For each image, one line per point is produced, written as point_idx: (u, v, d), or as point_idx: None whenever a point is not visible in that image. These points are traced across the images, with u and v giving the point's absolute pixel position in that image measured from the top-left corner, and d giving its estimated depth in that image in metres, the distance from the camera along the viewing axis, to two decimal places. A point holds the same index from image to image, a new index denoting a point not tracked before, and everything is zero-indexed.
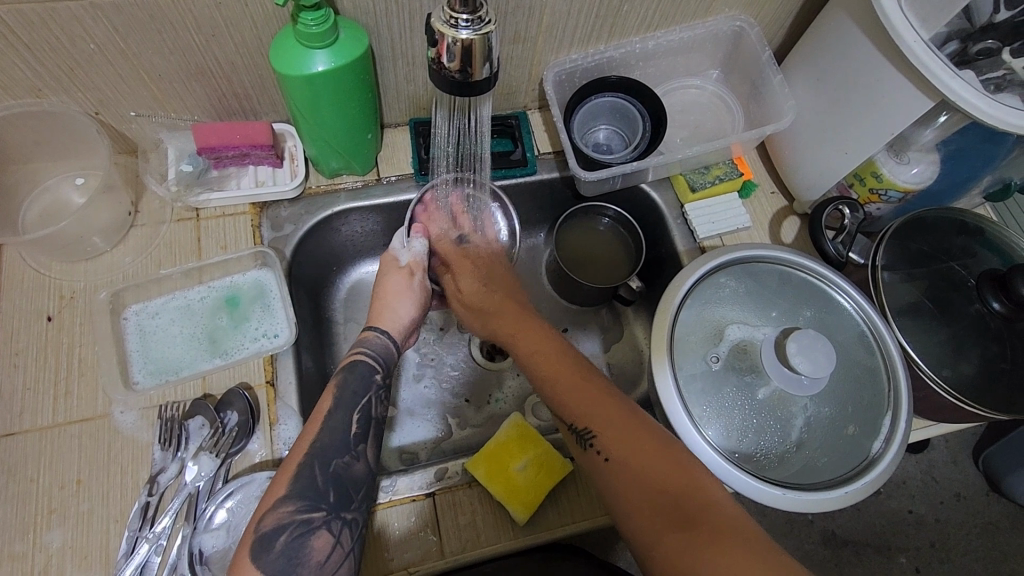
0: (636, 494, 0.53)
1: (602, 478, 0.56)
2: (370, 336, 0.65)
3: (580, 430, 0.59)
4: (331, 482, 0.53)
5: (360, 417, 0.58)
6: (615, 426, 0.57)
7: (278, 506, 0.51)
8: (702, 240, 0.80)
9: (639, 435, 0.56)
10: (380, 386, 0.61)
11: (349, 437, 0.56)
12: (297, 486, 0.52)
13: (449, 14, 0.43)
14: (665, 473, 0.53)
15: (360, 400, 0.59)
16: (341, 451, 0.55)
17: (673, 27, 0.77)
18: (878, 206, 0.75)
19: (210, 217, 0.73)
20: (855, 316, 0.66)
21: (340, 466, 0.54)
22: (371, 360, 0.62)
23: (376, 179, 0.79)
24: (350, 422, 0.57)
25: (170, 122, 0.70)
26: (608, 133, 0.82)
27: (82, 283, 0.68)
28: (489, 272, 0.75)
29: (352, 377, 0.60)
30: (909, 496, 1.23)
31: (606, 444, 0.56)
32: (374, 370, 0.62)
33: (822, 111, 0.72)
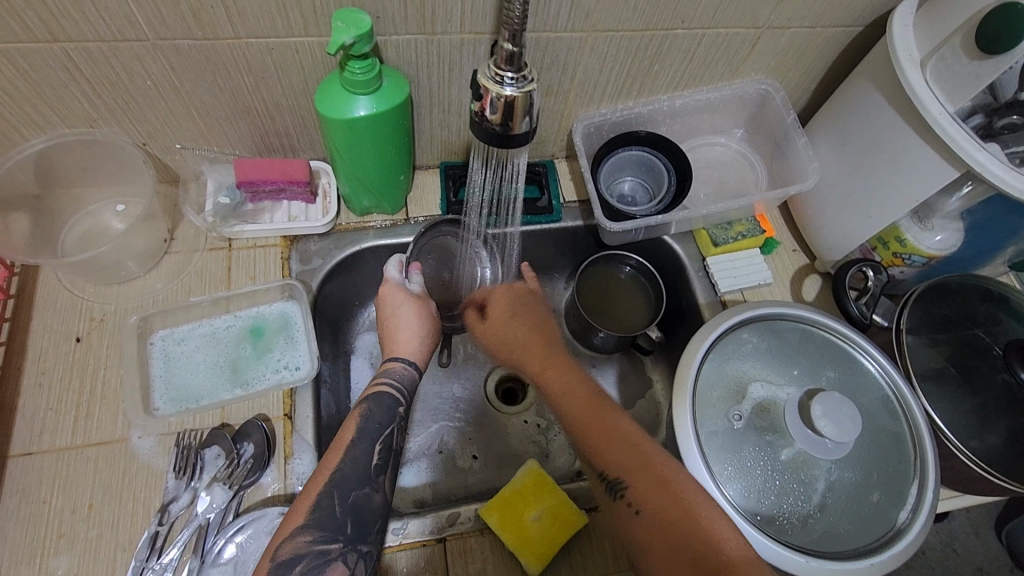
0: (661, 540, 0.54)
1: (628, 527, 0.58)
2: (395, 366, 0.63)
3: (610, 480, 0.59)
4: (350, 513, 0.53)
5: (381, 449, 0.57)
6: (643, 472, 0.58)
7: (295, 535, 0.50)
8: (723, 294, 0.81)
9: (666, 485, 0.56)
10: (402, 418, 0.61)
11: (370, 468, 0.56)
12: (316, 516, 0.52)
13: (494, 71, 0.45)
14: (690, 525, 0.53)
15: (382, 431, 0.58)
16: (361, 483, 0.54)
17: (701, 88, 0.80)
18: (901, 269, 0.75)
19: (242, 248, 0.74)
20: (879, 380, 0.65)
21: (359, 497, 0.54)
22: (396, 392, 0.61)
23: (404, 220, 0.80)
24: (372, 453, 0.57)
25: (212, 155, 0.73)
26: (632, 184, 0.84)
27: (113, 306, 0.69)
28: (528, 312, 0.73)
29: (377, 407, 0.59)
30: (929, 570, 1.18)
31: (635, 497, 0.57)
32: (397, 402, 0.61)
33: (845, 174, 0.73)
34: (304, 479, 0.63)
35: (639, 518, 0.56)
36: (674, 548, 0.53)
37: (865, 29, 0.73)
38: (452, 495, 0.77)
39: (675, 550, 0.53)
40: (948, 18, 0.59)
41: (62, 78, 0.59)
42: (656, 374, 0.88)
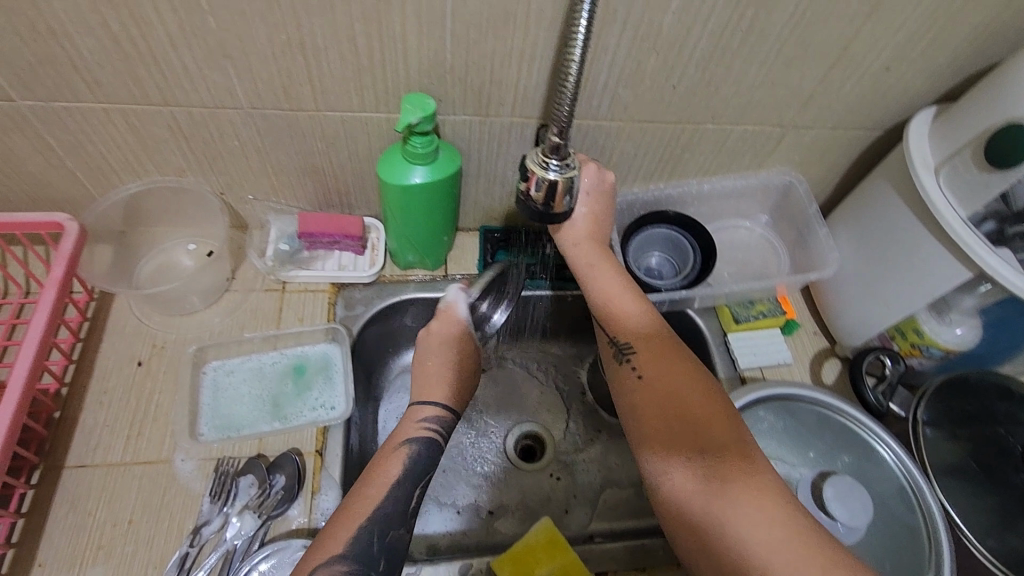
0: (658, 416, 0.56)
1: (629, 393, 0.59)
2: (426, 410, 0.66)
3: (623, 349, 0.62)
4: (384, 553, 0.55)
5: (420, 492, 0.61)
6: (662, 355, 0.60)
7: (333, 564, 0.52)
8: (743, 370, 0.83)
9: (685, 374, 0.58)
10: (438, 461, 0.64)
11: (407, 510, 0.59)
12: (354, 548, 0.54)
13: (541, 158, 0.51)
14: (697, 410, 0.55)
15: (425, 477, 0.62)
16: (398, 522, 0.57)
17: (728, 176, 0.86)
18: (919, 360, 0.77)
19: (294, 291, 0.81)
20: (895, 469, 0.67)
21: (395, 538, 0.56)
22: (435, 435, 0.65)
23: (443, 275, 0.86)
24: (414, 496, 0.60)
25: (278, 206, 0.81)
26: (659, 259, 0.89)
27: (174, 335, 0.76)
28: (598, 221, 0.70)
29: (421, 451, 0.63)
30: None
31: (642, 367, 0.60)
32: (436, 445, 0.64)
33: (864, 265, 0.77)
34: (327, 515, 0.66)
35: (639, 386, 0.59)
36: (667, 422, 0.55)
37: (884, 132, 0.79)
38: (465, 547, 0.78)
39: (666, 431, 0.55)
40: (960, 132, 0.65)
41: (165, 135, 0.68)
42: None
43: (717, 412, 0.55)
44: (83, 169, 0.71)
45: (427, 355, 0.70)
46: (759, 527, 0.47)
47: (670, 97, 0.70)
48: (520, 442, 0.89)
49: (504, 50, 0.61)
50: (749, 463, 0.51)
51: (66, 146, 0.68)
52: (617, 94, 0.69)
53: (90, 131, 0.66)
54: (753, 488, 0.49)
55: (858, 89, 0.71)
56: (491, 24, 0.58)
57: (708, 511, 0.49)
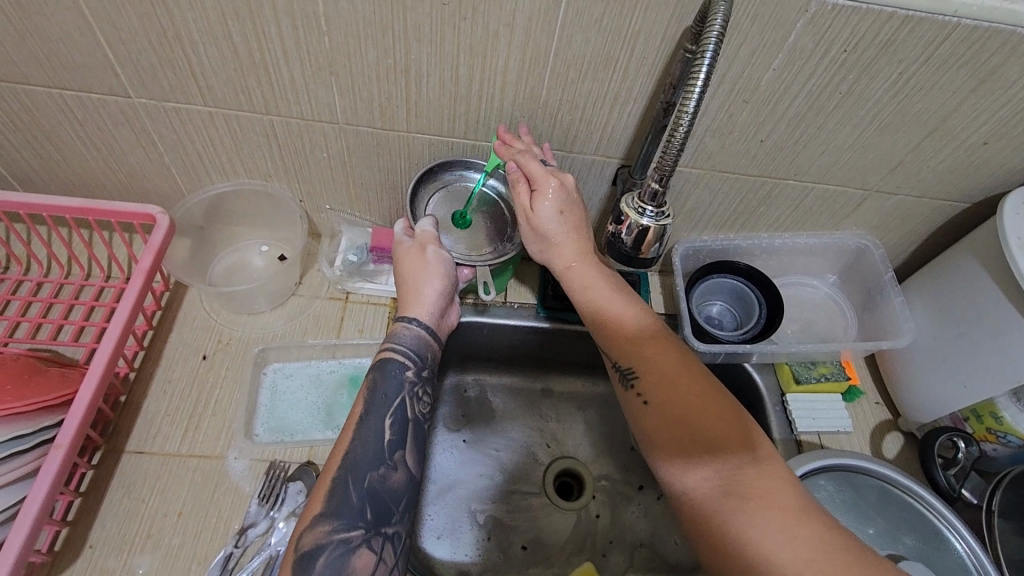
0: (673, 440, 0.55)
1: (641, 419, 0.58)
2: (399, 328, 0.64)
3: (626, 370, 0.60)
4: (368, 499, 0.54)
5: (394, 423, 0.59)
6: (669, 372, 0.58)
7: (315, 525, 0.51)
8: (800, 433, 0.80)
9: (694, 390, 0.56)
10: (413, 383, 0.62)
11: (384, 447, 0.57)
12: (333, 505, 0.52)
13: (637, 203, 0.52)
14: (711, 428, 0.54)
15: (391, 402, 0.59)
16: (375, 464, 0.55)
17: (800, 233, 0.85)
18: (993, 447, 0.73)
19: (357, 302, 0.82)
20: (966, 561, 0.62)
21: (375, 480, 0.55)
22: (404, 356, 0.62)
23: (502, 301, 0.87)
24: (384, 427, 0.58)
25: (352, 218, 0.83)
26: (721, 308, 0.87)
27: (239, 333, 0.77)
28: (569, 199, 0.63)
29: (383, 377, 0.61)
30: None
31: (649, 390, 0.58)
32: (407, 366, 0.62)
33: (943, 340, 0.74)
34: None
35: (650, 410, 0.57)
36: (685, 445, 0.54)
37: (971, 206, 0.76)
38: None
39: (687, 456, 0.54)
40: None
41: (260, 141, 0.70)
42: None
43: (731, 422, 0.54)
44: (178, 165, 0.74)
45: (400, 269, 0.67)
46: (789, 542, 0.47)
47: (755, 150, 0.70)
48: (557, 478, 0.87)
49: (599, 92, 0.62)
50: (770, 478, 0.51)
51: (167, 142, 0.71)
52: (703, 142, 0.69)
53: (191, 130, 0.69)
54: (779, 508, 0.48)
55: (950, 161, 0.70)
56: (592, 67, 0.59)
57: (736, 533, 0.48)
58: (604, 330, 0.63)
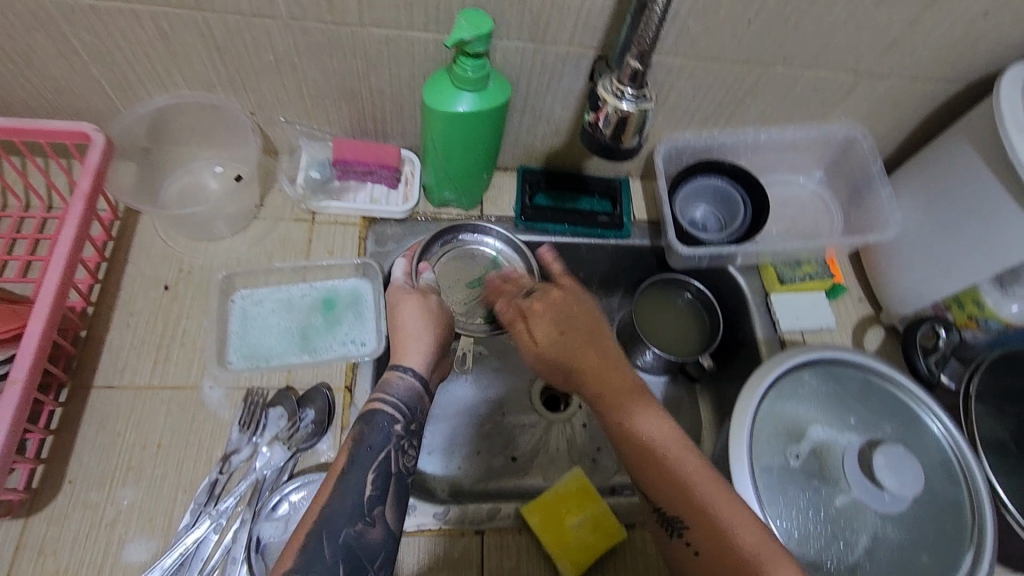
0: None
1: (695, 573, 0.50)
2: (393, 377, 0.60)
3: (670, 516, 0.52)
4: (342, 556, 0.49)
5: (376, 477, 0.54)
6: (711, 499, 0.51)
7: None
8: (784, 332, 0.80)
9: (697, 460, 0.53)
10: (400, 437, 0.57)
11: (363, 500, 0.52)
12: (304, 558, 0.48)
13: (615, 86, 0.48)
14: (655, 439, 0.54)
15: (375, 457, 0.54)
16: (353, 518, 0.51)
17: (788, 126, 0.80)
18: (973, 333, 0.73)
19: (324, 223, 0.78)
20: (942, 443, 0.63)
21: (352, 535, 0.50)
22: (392, 408, 0.58)
23: (478, 216, 0.83)
24: (365, 483, 0.53)
25: (310, 131, 0.77)
26: (704, 212, 0.84)
27: (200, 261, 0.73)
28: (562, 319, 0.64)
29: (371, 430, 0.56)
30: None
31: (697, 537, 0.50)
32: (395, 420, 0.57)
33: (929, 231, 0.73)
34: None
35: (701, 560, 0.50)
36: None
37: (967, 86, 0.72)
38: (487, 490, 0.78)
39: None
40: None
41: (196, 45, 0.63)
42: (703, 401, 0.89)
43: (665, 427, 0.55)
44: (108, 77, 0.67)
45: (394, 317, 0.67)
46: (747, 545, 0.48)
47: (743, 34, 0.64)
48: (544, 393, 0.87)
49: None
50: (715, 489, 0.51)
51: (91, 50, 0.63)
52: (687, 25, 0.63)
53: (116, 35, 0.61)
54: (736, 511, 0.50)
55: (950, 35, 0.65)
56: None
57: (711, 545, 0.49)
58: (639, 469, 0.54)
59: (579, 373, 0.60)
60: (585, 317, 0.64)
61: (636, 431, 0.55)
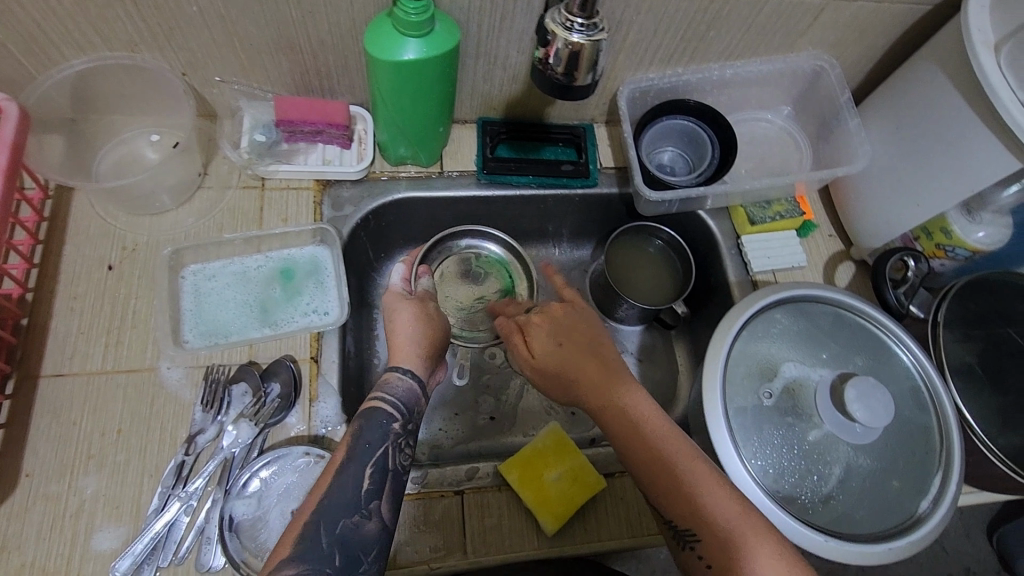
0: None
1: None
2: (393, 378, 0.59)
3: (681, 529, 0.51)
4: (340, 546, 0.47)
5: (374, 471, 0.52)
6: (730, 515, 0.49)
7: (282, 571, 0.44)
8: (755, 273, 0.79)
9: (695, 462, 0.52)
10: (398, 436, 0.55)
11: (361, 495, 0.51)
12: (299, 548, 0.46)
13: (564, 18, 0.45)
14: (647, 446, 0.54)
15: (374, 451, 0.53)
16: (350, 510, 0.49)
17: (754, 59, 0.77)
18: (941, 262, 0.74)
19: (274, 188, 0.74)
20: (911, 371, 0.64)
21: (349, 526, 0.48)
22: (391, 407, 0.57)
23: (438, 172, 0.79)
24: (363, 476, 0.52)
25: (250, 91, 0.72)
26: (672, 155, 0.83)
27: (144, 237, 0.69)
28: (559, 331, 0.65)
29: (369, 425, 0.55)
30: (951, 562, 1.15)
31: (708, 548, 0.49)
32: (392, 418, 0.56)
33: (897, 160, 0.71)
34: (328, 423, 0.64)
35: (715, 574, 0.48)
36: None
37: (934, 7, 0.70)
38: (468, 451, 0.78)
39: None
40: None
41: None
42: (679, 347, 0.89)
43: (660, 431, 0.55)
44: (15, 41, 0.61)
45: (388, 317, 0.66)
46: (748, 543, 0.48)
47: None
48: None
49: None
50: (713, 487, 0.51)
51: None
52: None
53: None
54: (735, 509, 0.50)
55: None
56: None
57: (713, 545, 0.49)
58: (656, 488, 0.52)
59: (574, 382, 0.61)
60: (583, 330, 0.65)
61: (633, 439, 0.55)
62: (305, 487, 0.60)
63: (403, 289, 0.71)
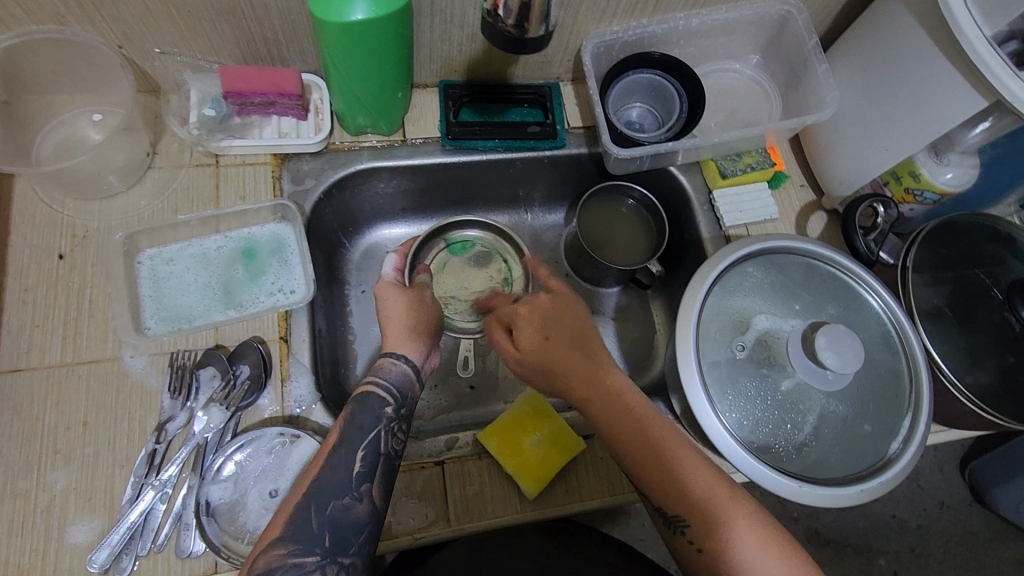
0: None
1: (696, 567, 0.52)
2: (386, 363, 0.58)
3: (670, 515, 0.53)
4: (328, 528, 0.49)
5: (366, 454, 0.53)
6: (718, 504, 0.51)
7: (270, 548, 0.48)
8: (728, 228, 0.79)
9: (686, 452, 0.54)
10: (391, 420, 0.56)
11: (351, 476, 0.52)
12: (291, 528, 0.49)
13: None
14: (639, 444, 0.54)
15: (366, 436, 0.54)
16: (340, 492, 0.51)
17: (720, 6, 0.75)
18: (911, 206, 0.74)
19: (230, 165, 0.71)
20: (881, 316, 0.64)
21: (339, 509, 0.50)
22: (383, 392, 0.56)
23: (401, 140, 0.77)
24: (355, 460, 0.53)
25: (195, 62, 0.68)
26: (641, 111, 0.81)
27: (95, 223, 0.66)
28: (545, 323, 0.60)
29: (361, 411, 0.55)
30: (925, 496, 1.19)
31: (698, 534, 0.51)
32: (385, 403, 0.56)
33: (865, 105, 0.70)
34: (302, 402, 0.63)
35: (703, 556, 0.51)
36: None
37: None
38: (448, 421, 0.78)
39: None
40: None
41: None
42: (655, 306, 0.89)
43: (652, 427, 0.55)
44: None
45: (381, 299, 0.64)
46: (737, 525, 0.50)
47: None
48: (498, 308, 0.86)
49: None
50: (706, 479, 0.52)
51: None
52: None
53: None
54: (727, 492, 0.52)
55: None
56: None
57: (706, 534, 0.51)
58: (648, 481, 0.53)
59: (562, 379, 0.57)
60: (570, 321, 0.61)
61: (628, 438, 0.54)
62: (281, 468, 0.60)
63: (396, 280, 0.67)
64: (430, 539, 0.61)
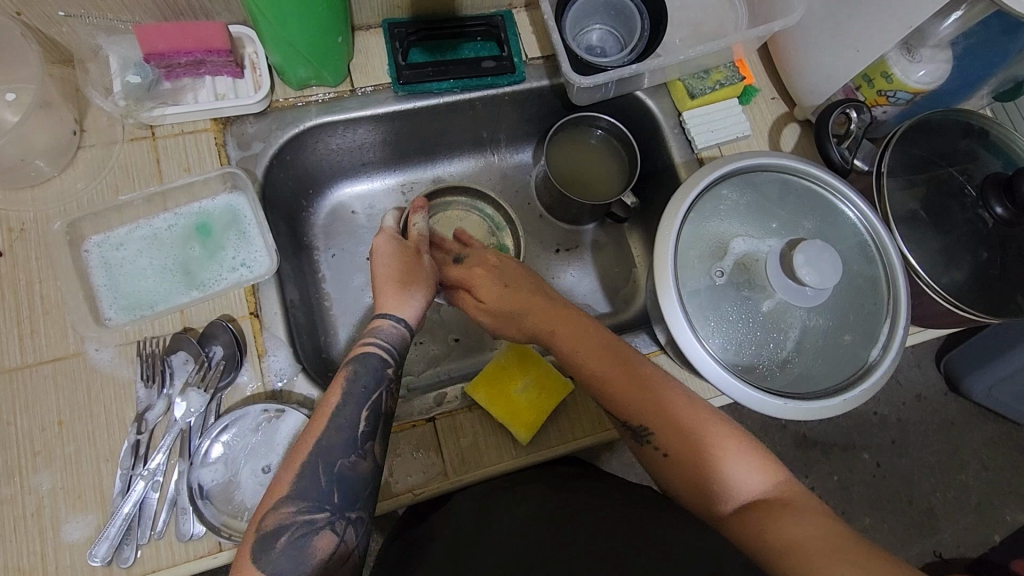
0: (692, 482, 0.52)
1: (670, 476, 0.54)
2: (384, 323, 0.57)
3: (636, 427, 0.55)
4: (336, 483, 0.49)
5: (369, 414, 0.53)
6: (689, 422, 0.54)
7: (280, 506, 0.47)
8: (700, 150, 0.76)
9: (634, 365, 0.58)
10: (392, 380, 0.55)
11: (356, 435, 0.52)
12: (300, 485, 0.48)
13: None
14: (592, 361, 0.58)
15: (370, 395, 0.53)
16: (347, 450, 0.51)
17: None
18: (884, 109, 0.72)
19: (167, 136, 0.66)
20: (857, 225, 0.63)
21: (346, 465, 0.50)
22: (383, 351, 0.56)
23: (350, 91, 0.72)
24: (358, 419, 0.52)
25: (107, 24, 0.62)
26: (601, 33, 0.76)
27: (31, 214, 0.62)
28: (505, 274, 0.65)
29: (363, 370, 0.54)
30: (904, 391, 1.24)
31: (664, 440, 0.54)
32: (386, 363, 0.56)
33: (834, 3, 0.66)
34: (282, 375, 0.62)
35: (673, 463, 0.53)
36: (699, 489, 0.52)
37: None
38: (438, 374, 0.78)
39: (705, 486, 0.51)
40: None
41: None
42: (633, 238, 0.87)
43: (604, 348, 0.59)
44: None
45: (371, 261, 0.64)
46: (700, 428, 0.53)
47: None
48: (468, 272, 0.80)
49: None
50: (660, 389, 0.56)
51: None
52: None
53: None
54: (682, 398, 0.55)
55: None
56: None
57: (671, 438, 0.53)
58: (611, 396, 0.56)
59: (530, 322, 0.62)
60: (519, 271, 0.66)
61: (583, 358, 0.58)
62: (271, 443, 0.59)
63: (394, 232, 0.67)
64: (428, 494, 0.61)
